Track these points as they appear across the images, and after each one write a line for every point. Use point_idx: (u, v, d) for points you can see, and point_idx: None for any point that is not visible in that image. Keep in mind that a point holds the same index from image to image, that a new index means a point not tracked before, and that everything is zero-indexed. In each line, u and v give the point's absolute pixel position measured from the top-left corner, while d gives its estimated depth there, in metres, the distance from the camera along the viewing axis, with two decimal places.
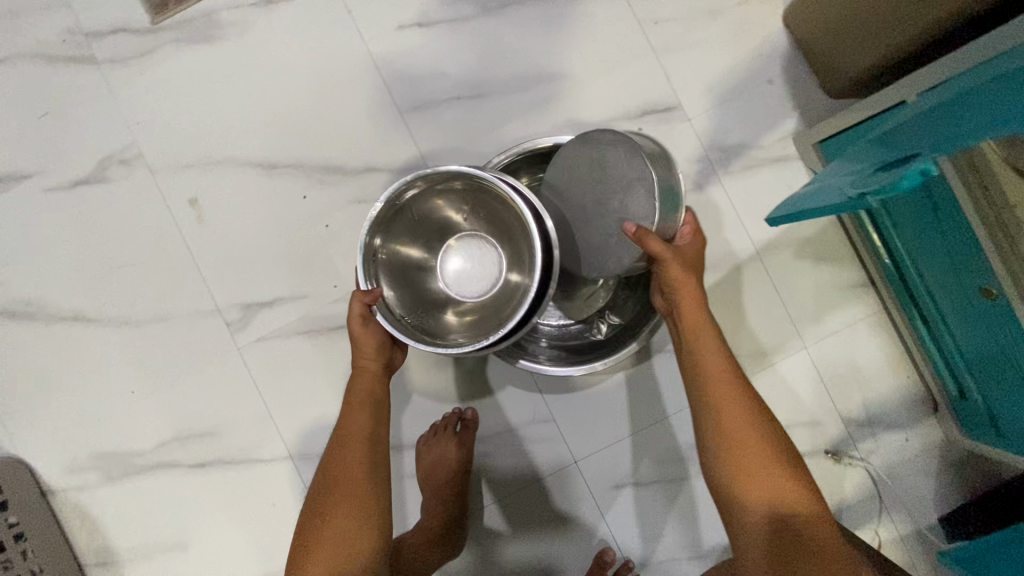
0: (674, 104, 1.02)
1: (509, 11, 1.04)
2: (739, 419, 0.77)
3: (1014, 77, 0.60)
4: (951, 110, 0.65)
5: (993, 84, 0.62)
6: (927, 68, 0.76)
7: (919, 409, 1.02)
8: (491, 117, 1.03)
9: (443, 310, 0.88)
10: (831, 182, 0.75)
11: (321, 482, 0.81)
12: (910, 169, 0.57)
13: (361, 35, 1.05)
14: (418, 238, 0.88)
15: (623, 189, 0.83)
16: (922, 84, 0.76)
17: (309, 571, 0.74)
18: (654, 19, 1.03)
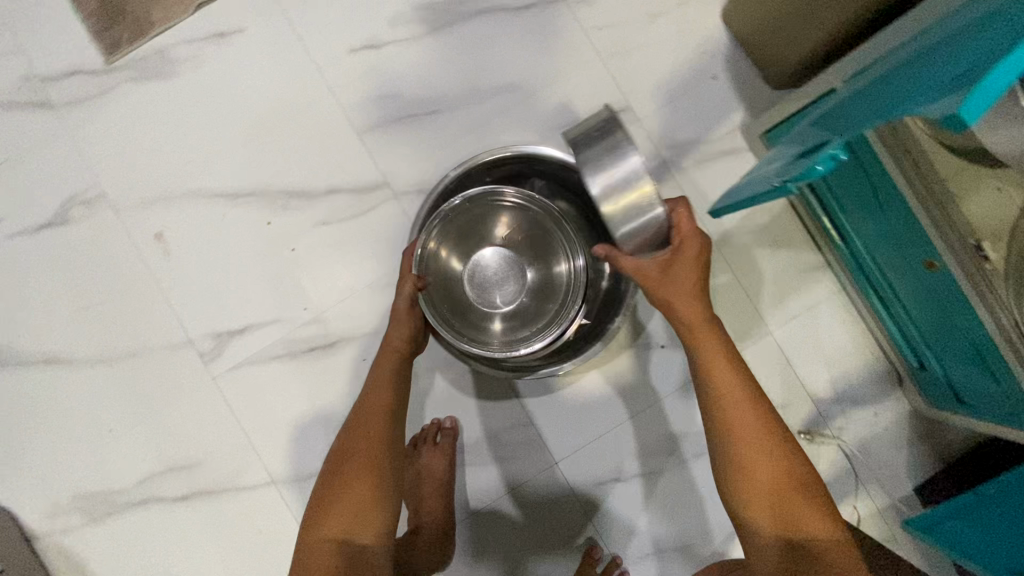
0: (623, 106, 1.05)
1: (457, 27, 1.06)
2: (753, 431, 0.74)
3: (918, 60, 0.63)
4: (868, 94, 0.68)
5: (903, 67, 0.66)
6: (849, 56, 0.79)
7: (884, 383, 1.04)
8: (447, 131, 1.05)
9: (473, 318, 0.97)
10: (762, 172, 0.79)
11: (342, 449, 0.83)
12: (822, 154, 0.61)
13: (313, 61, 1.07)
14: (462, 249, 0.98)
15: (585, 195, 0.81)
16: (847, 71, 0.80)
17: (324, 530, 0.77)
18: (598, 26, 1.06)
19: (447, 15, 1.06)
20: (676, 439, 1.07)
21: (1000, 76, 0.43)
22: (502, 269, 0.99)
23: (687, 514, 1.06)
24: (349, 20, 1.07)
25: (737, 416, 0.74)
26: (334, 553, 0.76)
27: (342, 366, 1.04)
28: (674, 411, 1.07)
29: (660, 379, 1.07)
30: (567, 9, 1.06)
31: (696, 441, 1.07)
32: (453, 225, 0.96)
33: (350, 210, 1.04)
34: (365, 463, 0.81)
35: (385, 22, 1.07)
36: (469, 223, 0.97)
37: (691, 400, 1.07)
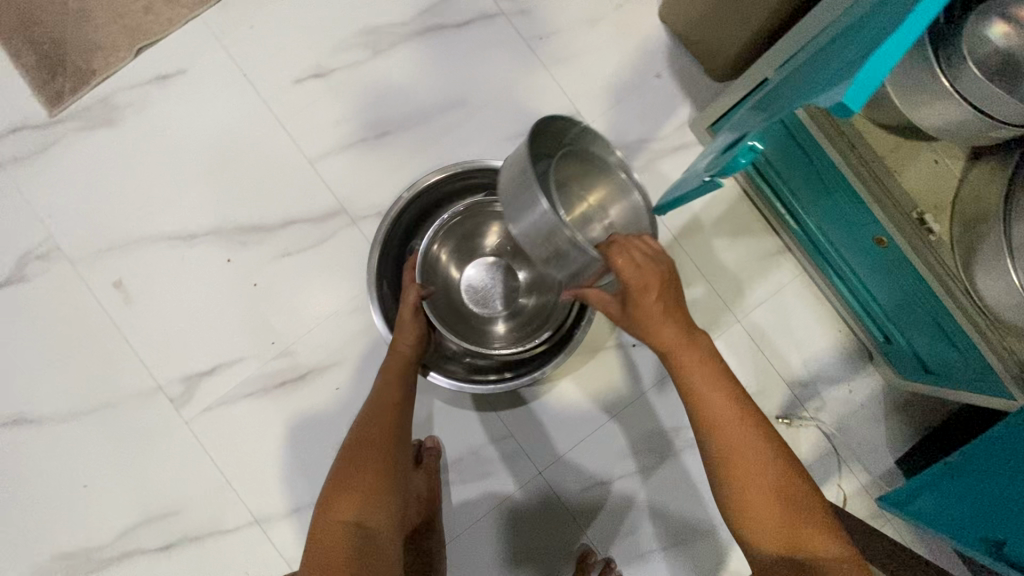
0: (572, 111, 1.06)
1: (399, 49, 1.07)
2: (746, 454, 0.68)
3: (832, 48, 0.65)
4: (793, 83, 0.69)
5: (821, 54, 0.67)
6: (776, 46, 0.81)
7: (855, 359, 1.05)
8: (400, 152, 1.05)
9: (474, 325, 0.99)
10: (695, 166, 0.84)
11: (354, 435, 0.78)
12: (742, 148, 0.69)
13: (260, 94, 1.07)
14: (460, 260, 1.01)
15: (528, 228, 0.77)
16: (776, 60, 0.81)
17: (332, 515, 0.71)
18: (538, 35, 1.07)
19: (388, 37, 1.07)
20: (658, 436, 1.07)
21: (880, 62, 0.47)
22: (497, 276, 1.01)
23: (677, 510, 1.06)
24: (291, 51, 1.07)
25: (734, 440, 0.69)
26: (347, 537, 0.70)
27: (316, 397, 1.03)
28: (653, 408, 1.07)
29: (636, 377, 1.07)
30: (507, 21, 1.07)
31: (678, 436, 1.07)
32: (451, 234, 0.99)
33: (309, 239, 1.04)
34: (376, 451, 0.76)
35: (328, 49, 1.07)
36: (467, 233, 1.00)
37: (668, 395, 1.07)
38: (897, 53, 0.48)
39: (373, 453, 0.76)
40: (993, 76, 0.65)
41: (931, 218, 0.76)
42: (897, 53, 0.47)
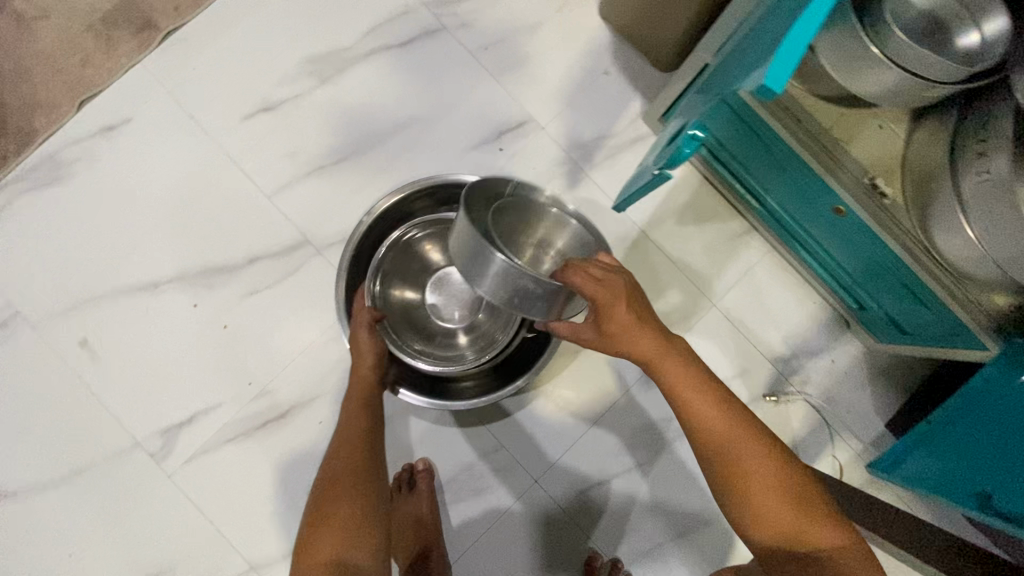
0: (525, 117, 1.07)
1: (346, 74, 1.07)
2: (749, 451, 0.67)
3: (758, 29, 0.67)
4: (730, 67, 0.71)
5: (750, 36, 0.69)
6: (712, 33, 0.82)
7: (834, 329, 1.06)
8: (358, 176, 1.05)
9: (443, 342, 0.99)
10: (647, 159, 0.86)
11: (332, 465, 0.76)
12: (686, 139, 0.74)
13: (211, 134, 1.05)
14: (414, 282, 1.01)
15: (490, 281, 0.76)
16: (713, 47, 0.82)
17: (313, 549, 0.68)
18: (483, 46, 1.08)
19: (334, 64, 1.07)
20: (649, 430, 1.06)
21: (810, 18, 0.49)
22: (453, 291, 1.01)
23: (677, 502, 1.05)
24: (238, 88, 1.06)
25: (728, 440, 0.67)
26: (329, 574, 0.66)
27: (301, 433, 1.01)
28: (641, 402, 1.07)
29: (620, 374, 1.07)
30: (450, 35, 1.08)
31: (670, 427, 1.07)
32: (395, 263, 1.00)
33: (276, 275, 1.02)
34: (356, 476, 0.74)
35: (274, 82, 1.06)
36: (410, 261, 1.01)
37: (654, 387, 1.07)
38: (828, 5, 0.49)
39: (357, 480, 0.73)
40: (925, 35, 0.68)
41: (884, 183, 0.76)
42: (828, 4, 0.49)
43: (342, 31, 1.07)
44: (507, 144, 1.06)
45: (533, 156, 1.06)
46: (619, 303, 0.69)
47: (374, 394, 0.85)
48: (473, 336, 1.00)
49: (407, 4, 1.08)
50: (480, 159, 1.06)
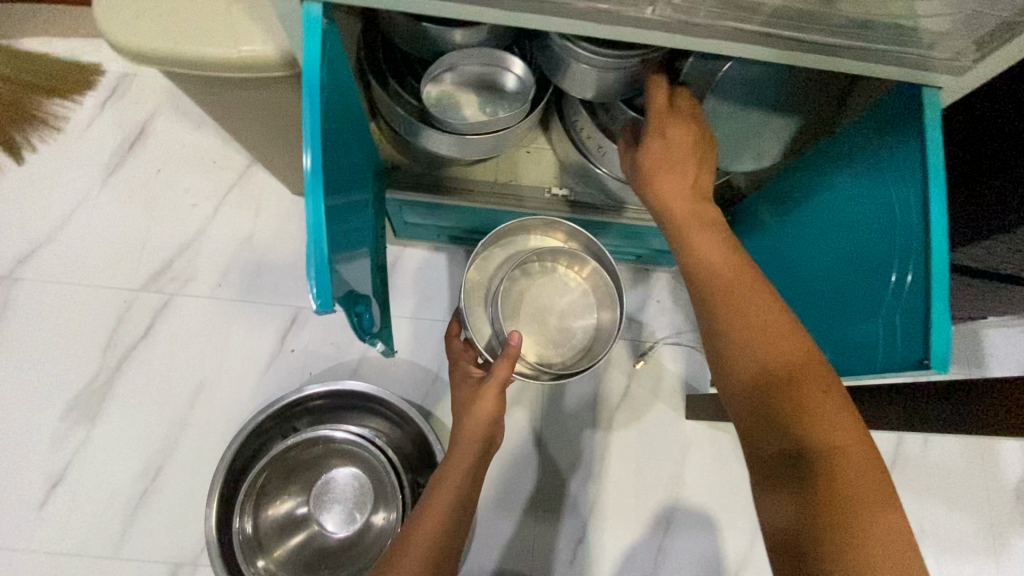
0: (293, 310, 1.10)
1: (112, 394, 1.04)
2: (769, 336, 0.53)
3: (357, 150, 0.72)
4: (361, 181, 0.74)
5: (361, 151, 0.74)
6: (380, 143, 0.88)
7: (641, 279, 1.20)
8: (186, 470, 1.01)
9: (363, 537, 0.95)
10: (355, 281, 0.64)
11: (430, 520, 0.69)
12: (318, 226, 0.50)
13: (18, 546, 0.97)
14: (293, 528, 0.94)
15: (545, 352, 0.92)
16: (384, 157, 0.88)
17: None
18: (217, 282, 1.10)
19: (95, 396, 1.04)
20: (582, 462, 1.11)
21: (307, 115, 0.48)
22: (327, 498, 0.97)
23: (648, 501, 1.09)
24: (17, 485, 0.99)
25: (759, 315, 0.54)
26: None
27: None
28: (559, 449, 1.11)
29: (527, 440, 1.11)
30: (182, 296, 1.09)
31: (594, 448, 1.11)
32: (265, 537, 0.91)
33: None
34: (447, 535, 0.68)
35: (48, 452, 1.01)
36: (273, 527, 0.92)
37: (559, 427, 1.12)
38: (319, 112, 0.49)
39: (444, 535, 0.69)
40: (483, 82, 0.75)
41: (563, 186, 0.90)
42: (317, 174, 0.48)
43: (82, 363, 1.05)
44: (294, 341, 1.08)
45: (323, 333, 1.09)
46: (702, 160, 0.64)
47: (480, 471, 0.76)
48: (376, 504, 0.96)
49: (125, 300, 1.08)
50: (280, 371, 1.07)
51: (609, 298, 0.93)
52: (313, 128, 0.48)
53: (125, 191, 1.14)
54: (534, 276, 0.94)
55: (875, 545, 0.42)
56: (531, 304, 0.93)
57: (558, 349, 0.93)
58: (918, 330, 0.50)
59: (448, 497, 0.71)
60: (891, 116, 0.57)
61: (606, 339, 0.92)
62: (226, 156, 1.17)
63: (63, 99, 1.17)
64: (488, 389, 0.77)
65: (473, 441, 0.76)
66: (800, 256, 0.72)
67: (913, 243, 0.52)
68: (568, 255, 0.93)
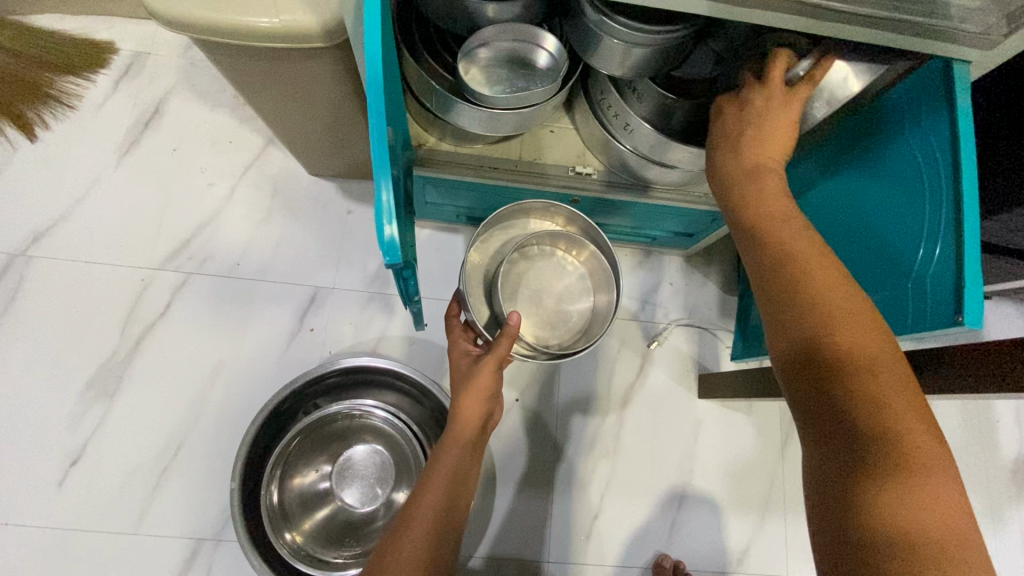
0: (311, 290, 1.10)
1: (130, 372, 1.04)
2: (847, 316, 0.51)
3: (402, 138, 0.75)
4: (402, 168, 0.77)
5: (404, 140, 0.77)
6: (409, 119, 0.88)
7: (654, 263, 1.22)
8: (206, 447, 1.01)
9: (384, 511, 0.96)
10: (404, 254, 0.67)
11: (449, 484, 0.71)
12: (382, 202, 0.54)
13: (37, 522, 0.96)
14: (316, 501, 0.95)
15: (546, 336, 0.94)
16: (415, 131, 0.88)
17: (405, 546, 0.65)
18: (234, 261, 1.10)
19: (113, 373, 1.03)
20: (596, 439, 1.13)
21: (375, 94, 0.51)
22: (348, 474, 0.98)
23: (659, 480, 1.11)
24: (35, 462, 0.99)
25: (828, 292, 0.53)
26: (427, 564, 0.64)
27: None
28: (575, 429, 1.13)
29: (542, 419, 1.13)
30: (199, 275, 1.09)
31: (608, 427, 1.13)
32: (289, 509, 0.93)
33: None
34: (452, 497, 0.71)
35: (66, 429, 1.01)
36: (298, 500, 0.94)
37: (573, 406, 1.14)
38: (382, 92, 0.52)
39: (453, 498, 0.71)
40: (518, 66, 0.76)
41: (586, 165, 0.90)
42: (385, 161, 0.53)
43: (100, 341, 1.05)
44: (314, 320, 1.09)
45: (342, 313, 1.10)
46: (790, 112, 0.61)
47: (481, 437, 0.78)
48: (393, 479, 0.98)
49: (143, 278, 1.08)
50: (300, 350, 1.07)
51: (605, 281, 0.94)
52: (380, 114, 0.51)
53: (141, 170, 1.14)
54: (530, 258, 0.96)
55: (938, 540, 0.42)
56: (529, 286, 0.95)
57: (555, 331, 0.94)
58: (950, 296, 0.54)
59: (453, 457, 0.74)
60: (920, 95, 0.59)
61: (601, 322, 0.93)
62: (242, 136, 1.17)
63: (76, 78, 1.16)
64: (484, 369, 0.76)
65: (470, 422, 0.76)
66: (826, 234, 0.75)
67: (943, 216, 0.55)
68: (566, 239, 0.95)
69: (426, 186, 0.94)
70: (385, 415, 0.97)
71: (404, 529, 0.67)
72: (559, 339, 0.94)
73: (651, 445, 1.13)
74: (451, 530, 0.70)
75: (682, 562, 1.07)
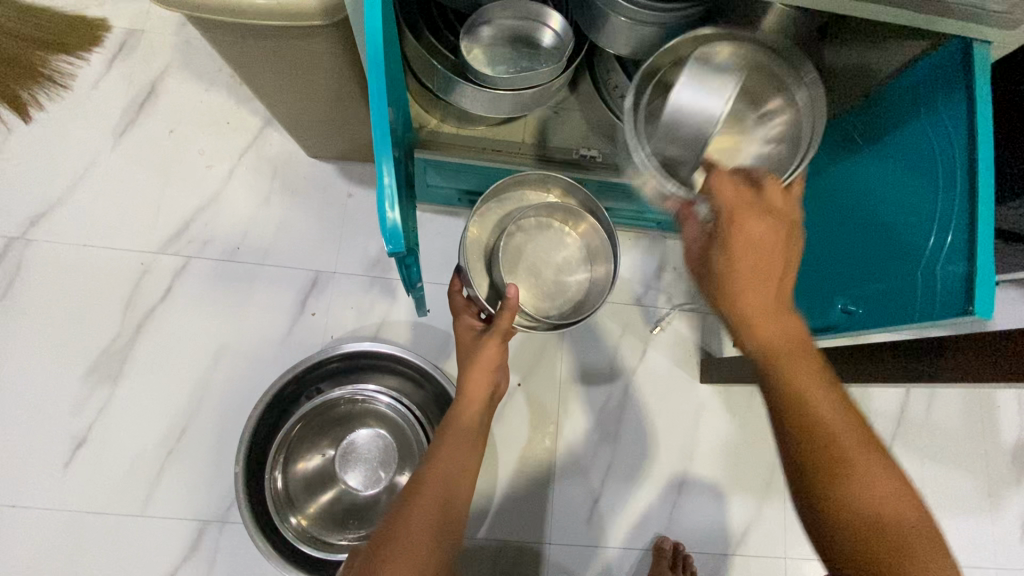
0: (313, 274, 1.09)
1: (132, 357, 1.04)
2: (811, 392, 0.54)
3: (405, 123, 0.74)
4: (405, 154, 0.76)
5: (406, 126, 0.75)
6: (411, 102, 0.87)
7: (658, 247, 1.21)
8: (211, 431, 1.01)
9: (387, 493, 0.97)
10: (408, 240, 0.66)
11: (457, 459, 0.71)
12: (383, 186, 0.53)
13: (45, 505, 0.97)
14: (321, 484, 0.96)
15: (549, 306, 0.91)
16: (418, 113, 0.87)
17: (416, 515, 0.64)
18: (235, 245, 1.09)
19: (116, 357, 1.03)
20: (600, 422, 1.13)
21: (376, 74, 0.51)
22: (353, 459, 0.98)
23: (661, 462, 1.12)
24: (40, 446, 0.99)
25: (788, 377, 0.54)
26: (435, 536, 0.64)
27: None
28: (577, 413, 1.13)
29: (545, 403, 1.13)
30: (199, 259, 1.08)
31: (611, 410, 1.14)
32: (295, 495, 0.93)
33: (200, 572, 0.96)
34: (462, 474, 0.71)
35: (70, 413, 1.01)
36: (305, 485, 0.95)
37: (576, 390, 1.14)
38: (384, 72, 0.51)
39: (462, 472, 0.71)
40: (521, 46, 0.74)
41: (591, 147, 0.88)
42: (387, 133, 0.52)
43: (102, 325, 1.04)
44: (316, 305, 1.08)
45: (344, 297, 1.09)
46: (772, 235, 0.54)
47: (485, 414, 0.78)
48: (397, 464, 0.98)
49: (143, 262, 1.07)
50: (302, 334, 1.07)
51: (604, 256, 0.90)
52: (381, 95, 0.51)
53: (138, 152, 1.12)
54: (526, 229, 0.91)
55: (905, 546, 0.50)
56: (526, 260, 0.91)
57: (554, 303, 0.91)
58: (959, 285, 0.53)
59: (457, 433, 0.74)
60: (937, 77, 0.58)
61: (599, 293, 0.90)
62: (240, 116, 1.14)
63: (70, 56, 1.13)
64: (490, 344, 0.77)
65: (479, 396, 0.77)
66: (830, 221, 0.74)
67: (957, 202, 0.54)
68: (563, 210, 0.90)
69: (428, 168, 0.93)
70: (390, 400, 0.97)
71: (414, 497, 0.67)
72: (563, 311, 0.91)
73: (654, 428, 1.13)
74: (462, 492, 0.71)
75: (683, 542, 1.09)
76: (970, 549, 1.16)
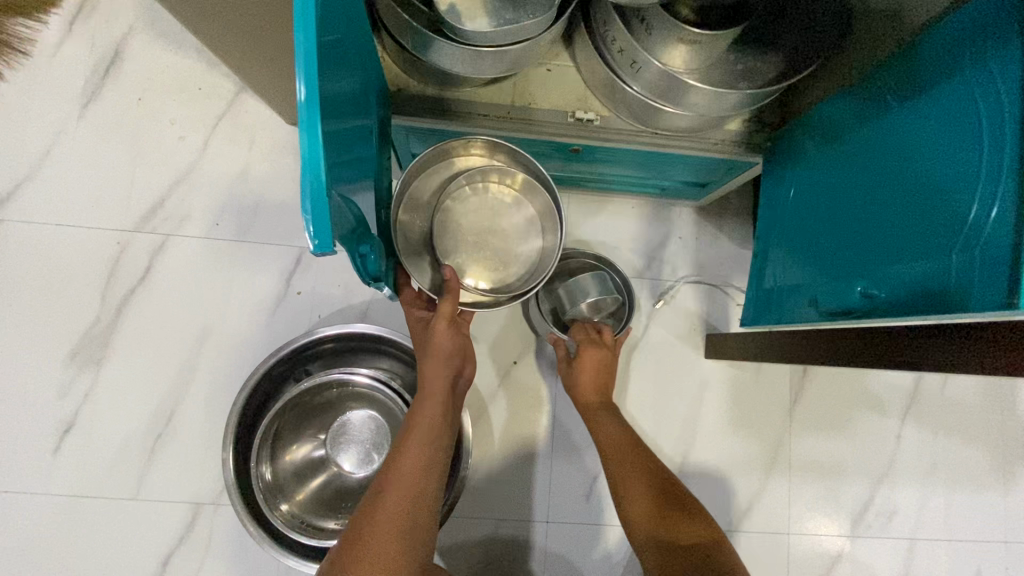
0: (297, 251, 1.04)
1: (115, 339, 1.00)
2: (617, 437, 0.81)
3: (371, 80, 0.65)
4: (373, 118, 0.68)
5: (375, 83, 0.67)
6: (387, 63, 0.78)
7: (661, 216, 1.13)
8: (199, 414, 0.99)
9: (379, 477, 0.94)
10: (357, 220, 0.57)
11: (423, 453, 0.67)
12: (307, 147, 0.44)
13: (38, 489, 0.97)
14: (314, 470, 0.95)
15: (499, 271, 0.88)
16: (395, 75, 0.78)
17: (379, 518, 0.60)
18: (213, 221, 1.04)
19: (98, 341, 1.00)
20: None
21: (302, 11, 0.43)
22: (343, 443, 0.96)
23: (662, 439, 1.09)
24: (28, 430, 0.98)
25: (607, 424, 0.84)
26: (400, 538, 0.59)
27: None
28: None
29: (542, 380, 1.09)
30: (177, 236, 1.03)
31: None
32: (286, 483, 0.91)
33: (196, 553, 0.96)
34: (428, 469, 0.67)
35: (57, 398, 0.99)
36: (297, 473, 0.93)
37: None
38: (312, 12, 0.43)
39: (428, 467, 0.67)
40: None
41: (588, 110, 0.79)
42: (315, 107, 0.44)
43: (82, 307, 1.01)
44: (301, 283, 1.03)
45: (329, 275, 1.04)
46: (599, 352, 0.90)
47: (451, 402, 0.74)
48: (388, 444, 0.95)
49: (119, 241, 1.02)
50: (287, 314, 1.02)
51: (549, 216, 0.88)
52: (308, 37, 0.43)
53: (106, 124, 1.05)
54: (466, 202, 0.88)
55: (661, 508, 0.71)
56: (466, 234, 0.88)
57: (510, 269, 0.88)
58: (1002, 266, 0.46)
59: (427, 423, 0.70)
60: (990, 22, 0.49)
61: (546, 259, 0.88)
62: (212, 82, 1.07)
63: (27, 19, 1.05)
64: (438, 330, 0.74)
65: (440, 382, 0.73)
66: (853, 193, 0.66)
67: (1004, 170, 0.47)
68: (497, 170, 0.86)
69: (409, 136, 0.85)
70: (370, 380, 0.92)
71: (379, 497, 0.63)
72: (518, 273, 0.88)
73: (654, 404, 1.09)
74: (431, 483, 0.66)
75: None
76: (979, 523, 1.13)
